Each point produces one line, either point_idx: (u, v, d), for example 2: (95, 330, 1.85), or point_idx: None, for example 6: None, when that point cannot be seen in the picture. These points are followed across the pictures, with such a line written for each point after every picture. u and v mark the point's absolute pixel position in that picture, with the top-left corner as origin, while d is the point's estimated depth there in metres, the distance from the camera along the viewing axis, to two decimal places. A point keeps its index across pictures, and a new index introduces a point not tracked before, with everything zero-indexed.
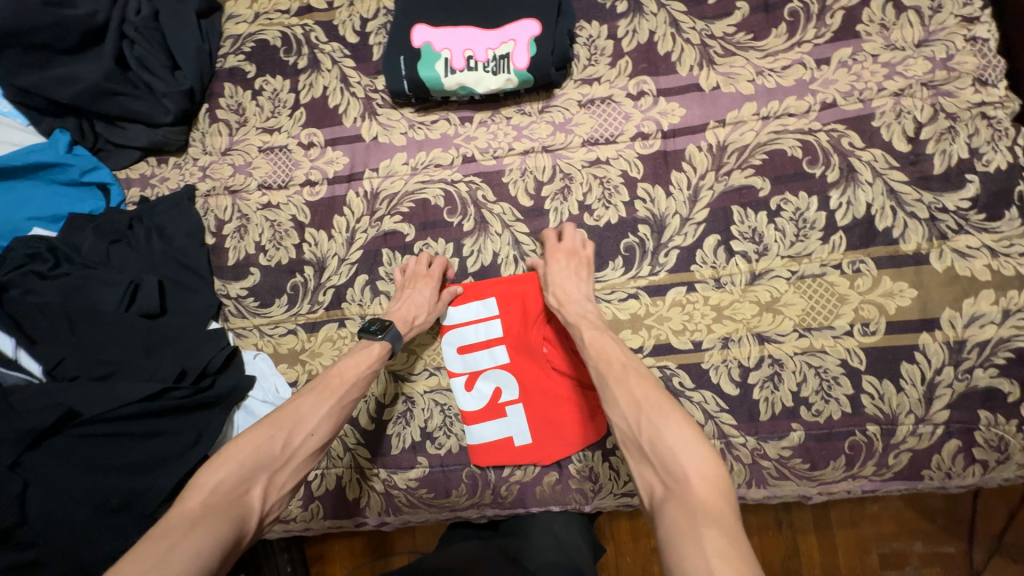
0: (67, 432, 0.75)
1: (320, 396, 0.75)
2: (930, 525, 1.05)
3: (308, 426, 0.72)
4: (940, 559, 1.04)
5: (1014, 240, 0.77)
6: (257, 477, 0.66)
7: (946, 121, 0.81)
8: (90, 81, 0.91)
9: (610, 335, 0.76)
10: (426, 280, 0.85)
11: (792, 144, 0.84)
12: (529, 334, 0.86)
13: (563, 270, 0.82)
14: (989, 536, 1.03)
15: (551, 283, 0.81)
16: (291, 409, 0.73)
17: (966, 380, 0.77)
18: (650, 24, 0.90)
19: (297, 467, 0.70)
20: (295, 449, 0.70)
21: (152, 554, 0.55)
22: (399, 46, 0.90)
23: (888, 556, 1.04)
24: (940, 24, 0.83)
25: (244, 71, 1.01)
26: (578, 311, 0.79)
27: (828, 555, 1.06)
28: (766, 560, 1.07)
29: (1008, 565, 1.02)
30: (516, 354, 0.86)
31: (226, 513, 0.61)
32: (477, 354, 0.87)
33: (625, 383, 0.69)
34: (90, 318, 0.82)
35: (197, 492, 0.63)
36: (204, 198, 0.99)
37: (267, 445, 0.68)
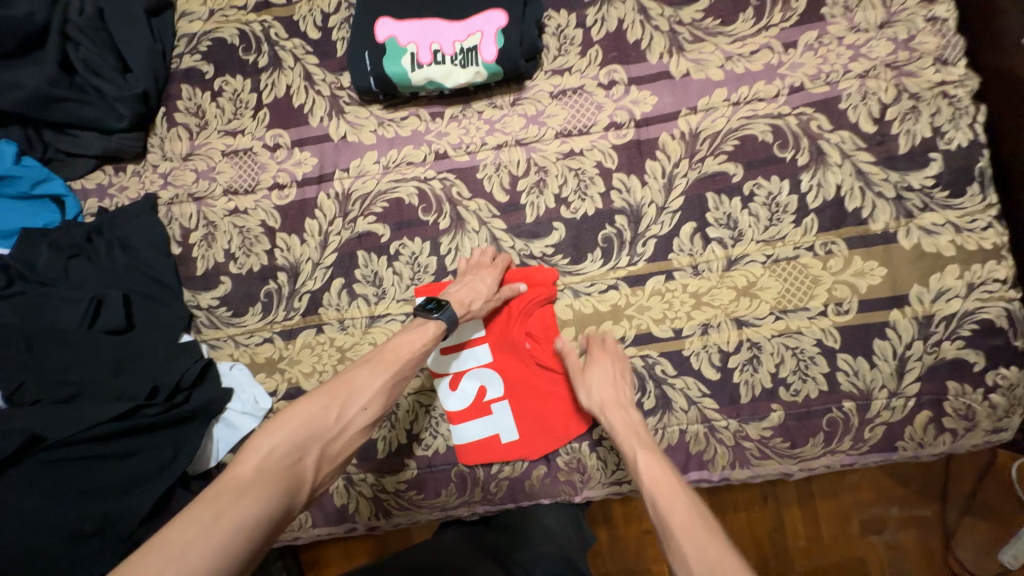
0: (32, 457, 0.72)
1: (375, 367, 0.70)
2: (905, 489, 1.09)
3: (361, 398, 0.67)
4: (917, 522, 1.08)
5: (976, 215, 0.80)
6: (310, 448, 0.62)
7: (909, 101, 0.83)
8: (34, 87, 0.86)
9: (669, 466, 0.68)
10: (489, 269, 0.82)
11: (763, 129, 0.85)
12: (514, 332, 0.85)
13: (605, 373, 0.78)
14: (961, 496, 1.08)
15: (592, 385, 0.77)
16: (347, 379, 0.68)
17: (935, 353, 0.79)
18: (619, 11, 0.89)
19: (350, 439, 0.66)
20: (348, 420, 0.66)
21: (201, 519, 0.51)
22: (362, 40, 0.87)
23: (868, 523, 1.08)
24: (901, 5, 0.84)
25: (202, 72, 0.97)
26: (626, 425, 0.73)
27: (811, 525, 1.09)
28: (752, 534, 1.10)
29: (980, 523, 1.07)
30: (502, 353, 0.86)
31: (279, 481, 0.57)
32: (464, 354, 0.86)
33: (690, 527, 0.59)
34: (51, 338, 0.78)
35: (250, 455, 0.59)
36: (166, 207, 0.95)
37: (322, 414, 0.64)
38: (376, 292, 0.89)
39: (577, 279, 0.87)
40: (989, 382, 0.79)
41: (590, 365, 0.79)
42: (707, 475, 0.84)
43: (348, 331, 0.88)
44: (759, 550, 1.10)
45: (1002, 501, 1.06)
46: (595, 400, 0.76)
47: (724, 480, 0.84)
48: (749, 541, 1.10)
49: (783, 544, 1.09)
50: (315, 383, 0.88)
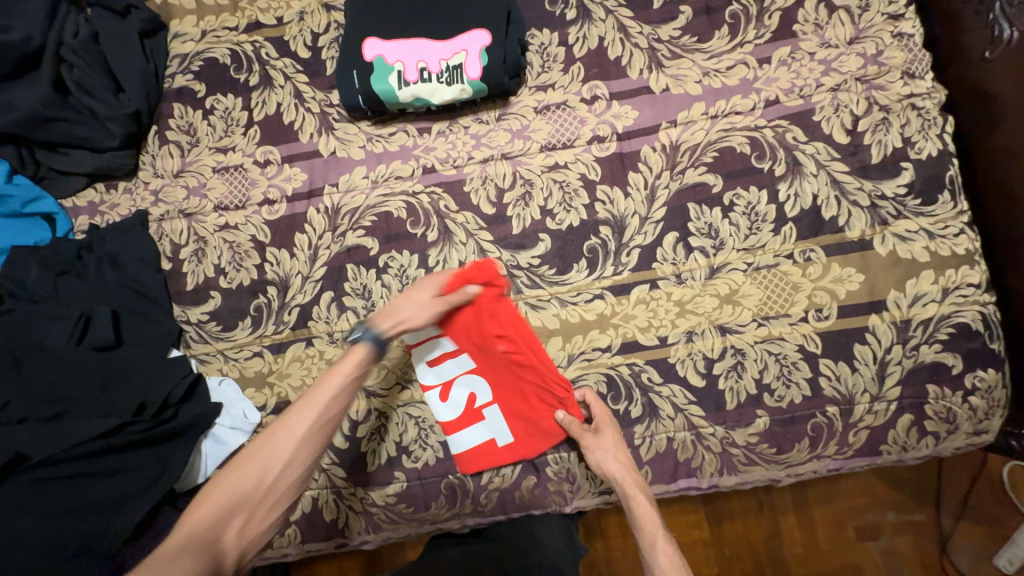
0: (18, 476, 0.72)
1: (297, 416, 0.66)
2: (898, 494, 1.10)
3: (287, 452, 0.64)
4: (913, 527, 1.09)
5: (948, 222, 0.82)
6: (233, 518, 0.61)
7: (880, 113, 0.86)
8: (27, 108, 0.88)
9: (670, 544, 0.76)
10: (428, 280, 0.78)
11: (740, 141, 0.87)
12: (481, 343, 0.82)
13: (612, 441, 0.81)
14: (955, 501, 1.09)
15: (605, 452, 0.80)
16: (269, 438, 0.65)
17: (914, 357, 0.81)
18: (600, 30, 0.93)
19: (280, 498, 0.64)
20: (277, 480, 0.64)
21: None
22: (351, 60, 0.90)
23: (864, 528, 1.09)
24: (869, 22, 0.88)
25: (194, 91, 0.98)
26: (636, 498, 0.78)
27: (807, 532, 1.10)
28: (749, 541, 1.10)
29: (974, 527, 1.07)
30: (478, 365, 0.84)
31: (198, 554, 0.56)
32: (441, 369, 0.85)
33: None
34: (38, 355, 0.78)
35: (176, 531, 0.59)
36: (157, 223, 0.95)
37: (244, 482, 0.62)
38: (364, 304, 0.90)
39: (563, 289, 0.88)
40: (968, 384, 0.80)
41: (602, 434, 0.81)
42: (696, 482, 0.84)
43: (337, 343, 0.89)
44: (757, 559, 1.09)
45: (994, 506, 1.08)
46: (606, 467, 0.79)
47: (712, 487, 0.84)
48: (746, 549, 1.10)
49: (779, 552, 1.09)
50: None
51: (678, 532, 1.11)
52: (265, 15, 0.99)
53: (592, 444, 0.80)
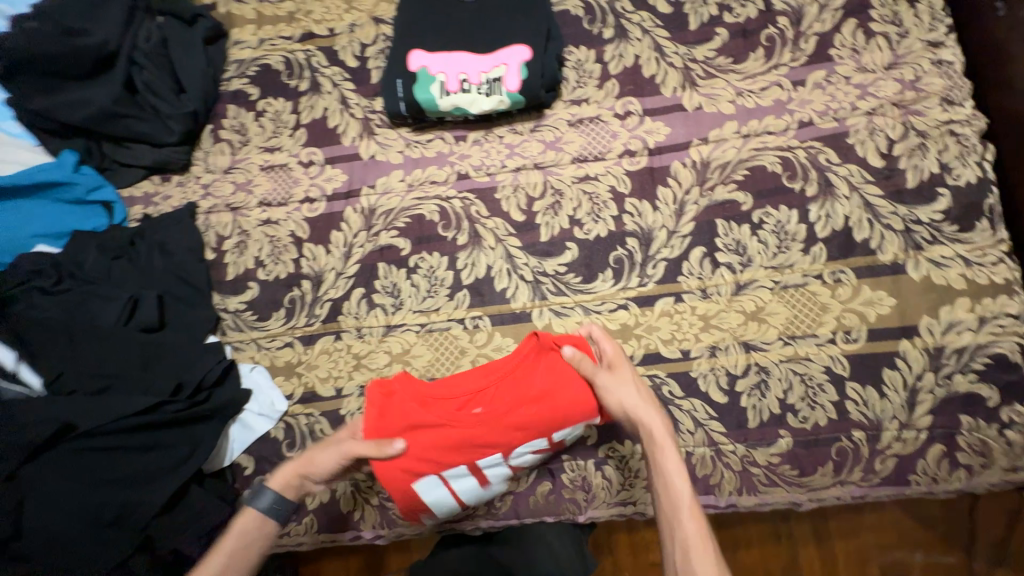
0: (61, 446, 0.76)
1: None
2: (928, 534, 1.06)
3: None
4: (942, 568, 1.05)
5: (986, 250, 0.81)
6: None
7: (917, 138, 0.85)
8: (100, 104, 0.96)
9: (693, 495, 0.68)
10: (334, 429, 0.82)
11: (772, 160, 0.88)
12: (460, 429, 0.78)
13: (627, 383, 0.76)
14: (989, 544, 1.04)
15: (625, 388, 0.75)
16: None
17: (946, 386, 0.79)
18: (636, 49, 0.95)
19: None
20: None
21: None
22: (396, 69, 0.94)
23: (889, 566, 1.05)
24: (907, 48, 0.88)
25: (248, 94, 1.05)
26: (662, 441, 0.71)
27: (828, 566, 1.06)
28: (766, 570, 1.08)
29: None
30: (492, 438, 0.78)
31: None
32: (466, 485, 0.79)
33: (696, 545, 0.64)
34: (91, 332, 0.84)
35: None
36: (205, 215, 1.01)
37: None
38: (393, 302, 0.93)
39: (588, 297, 0.89)
40: (1004, 418, 0.78)
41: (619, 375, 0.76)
42: (714, 500, 0.83)
43: (364, 338, 0.92)
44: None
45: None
46: (624, 405, 0.74)
47: (731, 506, 0.83)
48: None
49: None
50: (331, 388, 0.91)
51: None
52: (318, 26, 1.05)
53: (608, 380, 0.75)
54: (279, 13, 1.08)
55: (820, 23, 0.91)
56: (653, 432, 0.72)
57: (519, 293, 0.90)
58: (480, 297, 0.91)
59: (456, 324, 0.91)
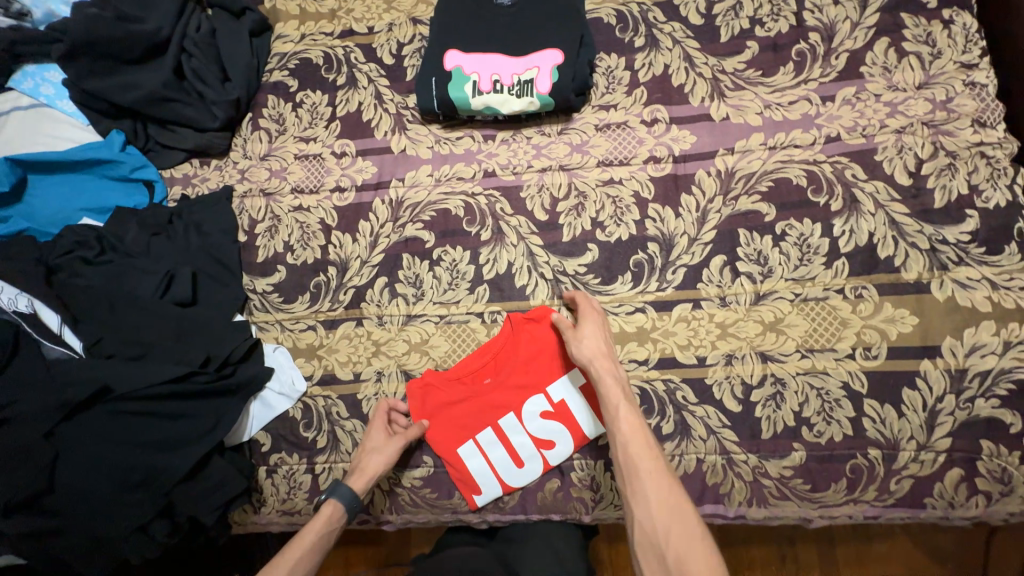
0: (97, 407, 0.79)
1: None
2: (940, 569, 1.05)
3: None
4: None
5: (1014, 274, 0.80)
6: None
7: (946, 158, 0.85)
8: (150, 88, 1.00)
9: (640, 418, 0.74)
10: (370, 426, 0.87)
11: (797, 173, 0.89)
12: (478, 395, 0.88)
13: (590, 333, 0.82)
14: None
15: (584, 340, 0.81)
16: None
17: (967, 409, 0.78)
18: (666, 58, 0.97)
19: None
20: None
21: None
22: (431, 68, 0.98)
23: None
24: (940, 69, 0.88)
25: (287, 86, 1.09)
26: (614, 377, 0.77)
27: None
28: None
29: None
30: (504, 399, 0.87)
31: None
32: (500, 455, 0.86)
33: (656, 478, 0.68)
34: (129, 302, 0.87)
35: None
36: (239, 199, 1.05)
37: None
38: (415, 292, 0.95)
39: (606, 299, 0.90)
40: None
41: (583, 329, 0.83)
42: (722, 509, 0.83)
43: (385, 326, 0.94)
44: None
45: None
46: (585, 350, 0.80)
47: (739, 517, 0.82)
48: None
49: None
50: (350, 373, 0.93)
51: None
52: (359, 24, 1.10)
53: (571, 336, 0.82)
54: (322, 10, 1.12)
55: (852, 41, 0.92)
56: (603, 370, 0.78)
57: (538, 292, 0.92)
58: (500, 293, 0.93)
59: (474, 318, 0.93)
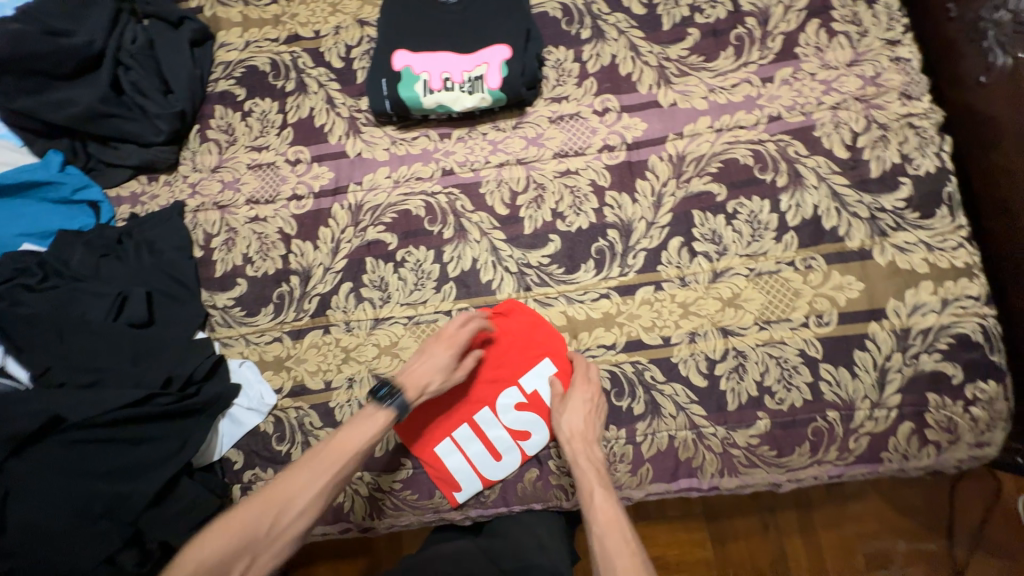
0: (50, 438, 0.76)
1: (316, 470, 0.74)
2: (910, 523, 1.11)
3: (294, 507, 0.71)
4: (925, 557, 1.09)
5: (946, 235, 0.85)
6: (240, 558, 0.68)
7: (879, 131, 0.90)
8: (86, 104, 0.96)
9: (618, 505, 0.77)
10: (449, 344, 0.84)
11: (744, 153, 0.92)
12: (455, 394, 0.88)
13: (575, 405, 0.83)
14: (967, 531, 1.09)
15: (565, 417, 0.82)
16: (283, 487, 0.72)
17: (913, 365, 0.83)
18: (612, 48, 0.99)
19: (284, 546, 0.71)
20: (282, 529, 0.71)
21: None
22: (380, 69, 0.97)
23: (873, 555, 1.10)
24: (868, 46, 0.93)
25: (235, 95, 1.07)
26: (591, 461, 0.80)
27: (813, 557, 1.10)
28: (756, 566, 1.10)
29: (989, 559, 1.07)
30: (480, 398, 0.88)
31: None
32: (477, 450, 0.87)
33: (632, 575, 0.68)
34: (78, 328, 0.84)
35: (187, 561, 0.66)
36: (192, 214, 1.02)
37: (255, 525, 0.69)
38: (381, 295, 0.94)
39: (571, 287, 0.92)
40: (969, 395, 0.81)
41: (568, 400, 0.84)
42: (696, 483, 0.85)
43: (353, 332, 0.93)
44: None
45: (1008, 537, 1.08)
46: (566, 427, 0.82)
47: (713, 489, 0.85)
48: (751, 572, 1.10)
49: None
50: (320, 381, 0.91)
51: (682, 550, 1.13)
52: (304, 28, 1.08)
53: (557, 406, 0.84)
54: (265, 16, 1.10)
55: (785, 23, 0.96)
56: (581, 454, 0.81)
57: (503, 286, 0.92)
58: (466, 289, 0.93)
59: (443, 316, 0.92)
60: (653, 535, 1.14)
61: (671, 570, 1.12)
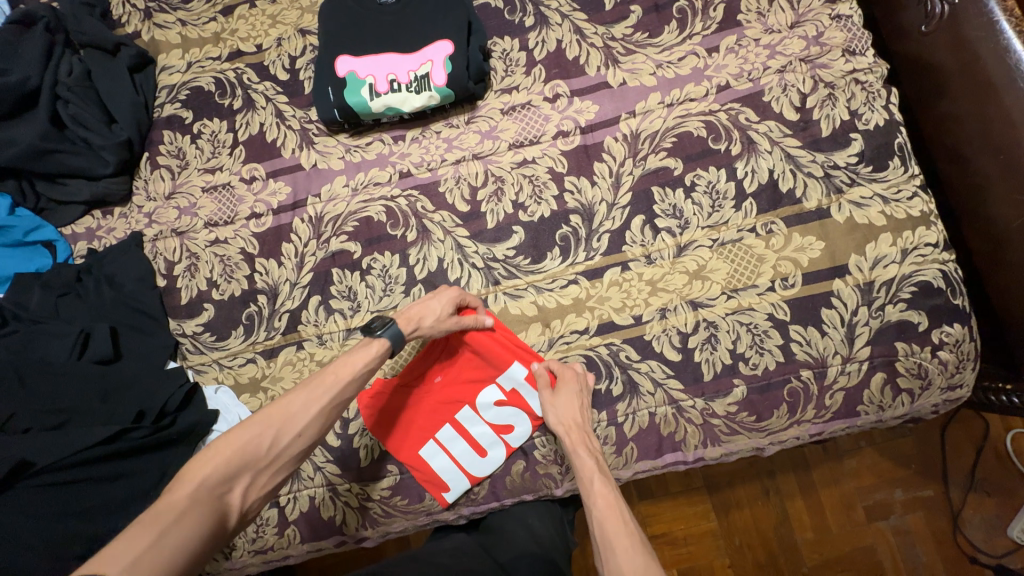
0: (21, 483, 0.75)
1: (312, 393, 0.72)
2: (905, 472, 1.13)
3: (293, 429, 0.69)
4: (922, 503, 1.11)
5: (901, 186, 0.86)
6: (240, 477, 0.64)
7: (826, 90, 0.90)
8: (26, 143, 0.94)
9: (617, 491, 0.78)
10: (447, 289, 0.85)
11: (696, 125, 0.92)
12: (416, 382, 0.89)
13: (571, 398, 0.82)
14: (960, 474, 1.11)
15: (561, 411, 0.82)
16: (281, 408, 0.69)
17: (880, 317, 0.84)
18: (557, 33, 0.99)
19: (280, 468, 0.68)
20: (282, 449, 0.68)
21: (144, 537, 0.55)
22: (325, 77, 0.96)
23: (872, 508, 1.11)
24: (808, 7, 0.94)
25: (182, 118, 1.05)
26: (587, 449, 0.80)
27: (816, 515, 1.12)
28: (759, 530, 1.12)
29: (984, 498, 1.10)
30: (447, 391, 0.88)
31: (209, 506, 0.61)
32: (462, 447, 0.87)
33: (630, 553, 0.69)
34: (42, 371, 0.83)
35: (185, 483, 0.61)
36: (151, 243, 1.01)
37: (255, 440, 0.66)
38: (351, 305, 0.94)
39: (539, 277, 0.92)
40: (936, 340, 0.83)
41: (565, 389, 0.83)
42: (682, 456, 0.86)
43: (326, 345, 0.93)
44: (767, 547, 1.11)
45: (1000, 474, 1.10)
46: (563, 419, 0.81)
47: (698, 459, 0.87)
48: (757, 538, 1.12)
49: (791, 538, 1.11)
50: None
51: (689, 525, 1.14)
52: (246, 44, 1.06)
53: (548, 399, 0.83)
54: (204, 34, 1.08)
55: None
56: (580, 445, 0.81)
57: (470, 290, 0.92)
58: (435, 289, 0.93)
59: None
60: (656, 513, 1.15)
61: (677, 546, 1.13)
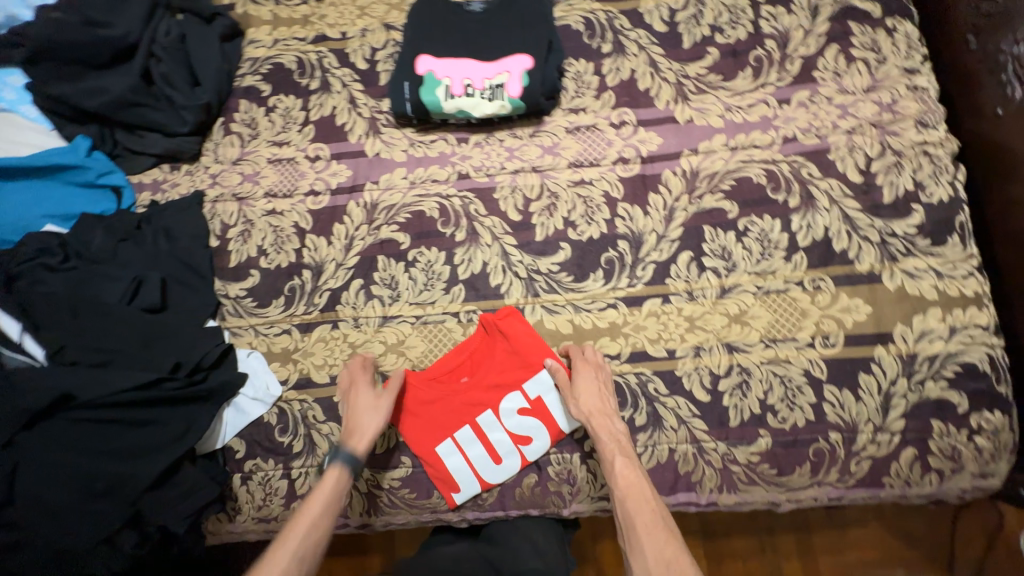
0: (60, 415, 0.78)
1: (282, 546, 0.76)
2: (910, 552, 1.09)
3: None
4: None
5: (957, 263, 0.85)
6: None
7: (893, 157, 0.90)
8: (116, 93, 0.99)
9: (640, 467, 0.79)
10: (359, 384, 0.88)
11: (757, 172, 0.93)
12: (442, 379, 0.91)
13: (590, 384, 0.84)
14: (968, 565, 1.07)
15: (580, 399, 0.83)
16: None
17: (918, 391, 0.82)
18: (632, 63, 1.01)
19: None
20: None
21: None
22: (403, 72, 0.99)
23: None
24: (885, 74, 0.94)
25: (260, 90, 1.09)
26: (611, 433, 0.81)
27: None
28: None
29: None
30: (472, 392, 0.89)
31: None
32: (479, 450, 0.88)
33: (653, 531, 0.74)
34: (94, 309, 0.86)
35: None
36: (211, 204, 1.04)
37: None
38: (391, 293, 0.96)
39: (579, 296, 0.92)
40: (972, 424, 0.81)
41: (583, 378, 0.84)
42: (695, 497, 0.85)
43: (361, 328, 0.94)
44: None
45: None
46: (584, 406, 0.82)
47: (711, 504, 0.85)
48: None
49: None
50: (325, 376, 0.93)
51: None
52: (332, 29, 1.10)
53: (567, 392, 0.84)
54: (294, 16, 1.13)
55: (805, 47, 0.97)
56: (603, 429, 0.80)
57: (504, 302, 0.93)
58: (475, 292, 0.94)
59: (450, 317, 0.94)
60: None
61: None
